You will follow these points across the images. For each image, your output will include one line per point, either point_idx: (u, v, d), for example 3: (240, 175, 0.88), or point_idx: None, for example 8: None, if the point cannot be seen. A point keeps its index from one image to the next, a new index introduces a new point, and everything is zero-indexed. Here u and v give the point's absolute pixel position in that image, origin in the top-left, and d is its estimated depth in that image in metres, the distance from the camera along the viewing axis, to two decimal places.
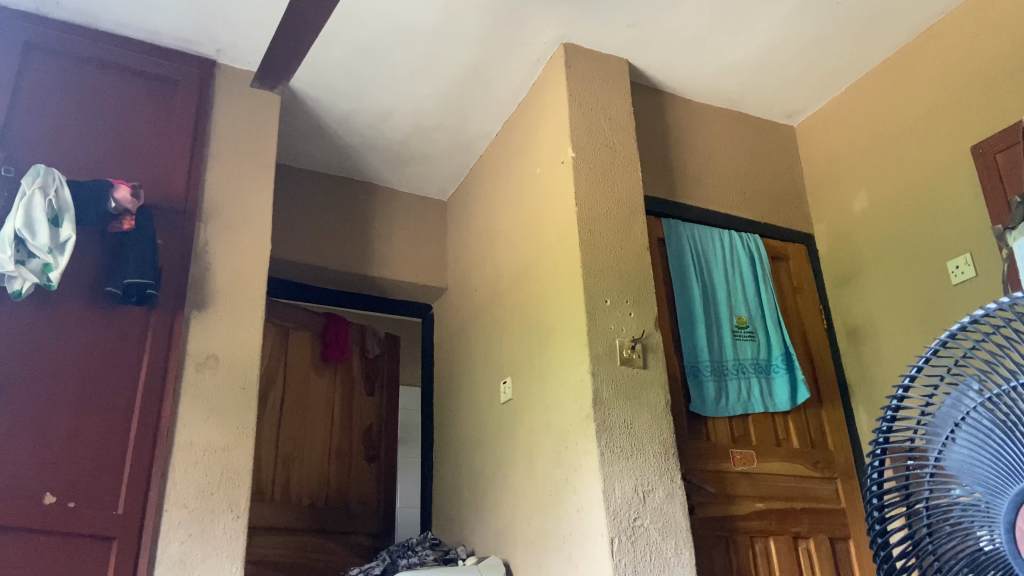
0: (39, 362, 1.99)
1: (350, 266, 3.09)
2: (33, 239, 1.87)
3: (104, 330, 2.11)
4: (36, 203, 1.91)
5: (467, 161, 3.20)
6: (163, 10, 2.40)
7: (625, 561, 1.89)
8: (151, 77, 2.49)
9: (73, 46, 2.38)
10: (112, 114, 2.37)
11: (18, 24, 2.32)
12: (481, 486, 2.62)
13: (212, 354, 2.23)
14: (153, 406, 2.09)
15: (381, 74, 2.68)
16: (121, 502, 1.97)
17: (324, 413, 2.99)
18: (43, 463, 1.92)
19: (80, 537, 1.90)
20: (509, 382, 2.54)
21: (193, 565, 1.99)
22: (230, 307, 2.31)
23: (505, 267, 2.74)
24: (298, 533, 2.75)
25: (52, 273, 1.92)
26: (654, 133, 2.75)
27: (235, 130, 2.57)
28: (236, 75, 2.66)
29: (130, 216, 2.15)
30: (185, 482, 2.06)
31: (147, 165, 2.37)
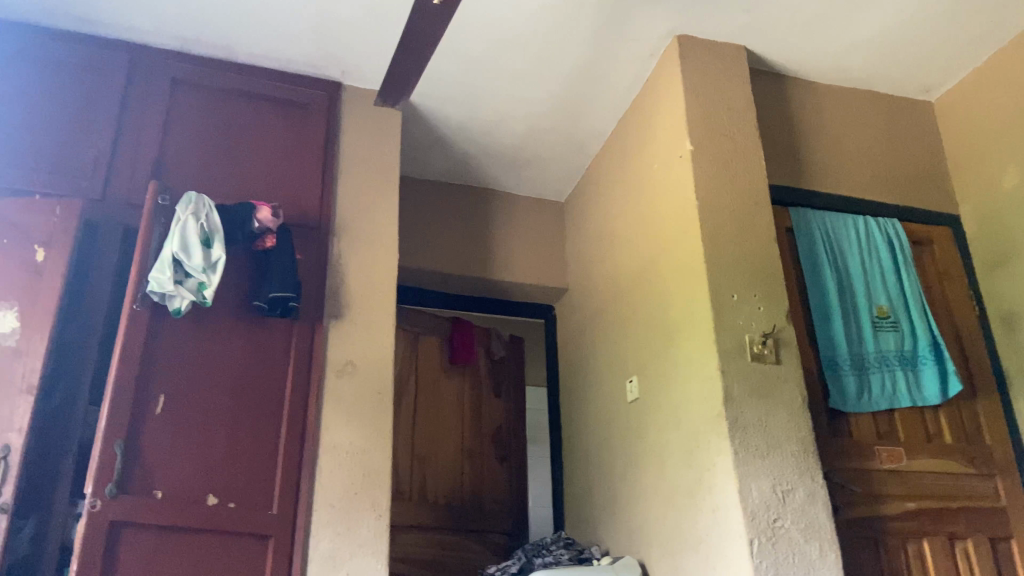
0: (198, 375, 2.16)
1: (473, 271, 3.17)
2: (189, 260, 2.04)
3: (253, 343, 2.26)
4: (190, 228, 2.08)
5: (584, 161, 3.20)
6: (292, 38, 2.55)
7: (766, 563, 1.84)
8: (284, 102, 2.65)
9: (213, 79, 2.58)
10: (250, 139, 2.54)
11: (166, 62, 2.55)
12: (612, 485, 2.62)
13: (349, 362, 2.35)
14: (299, 413, 2.23)
15: (495, 82, 2.74)
16: (275, 503, 2.11)
17: (455, 416, 3.07)
18: (205, 467, 2.07)
19: (240, 536, 2.04)
20: (635, 381, 2.52)
21: (341, 562, 2.11)
22: (363, 317, 2.43)
23: (626, 265, 2.72)
24: (435, 531, 2.85)
25: (206, 291, 2.07)
26: (777, 120, 2.66)
27: (361, 147, 2.70)
28: (360, 94, 2.78)
29: (271, 235, 2.29)
30: (331, 483, 2.19)
31: (283, 184, 2.52)
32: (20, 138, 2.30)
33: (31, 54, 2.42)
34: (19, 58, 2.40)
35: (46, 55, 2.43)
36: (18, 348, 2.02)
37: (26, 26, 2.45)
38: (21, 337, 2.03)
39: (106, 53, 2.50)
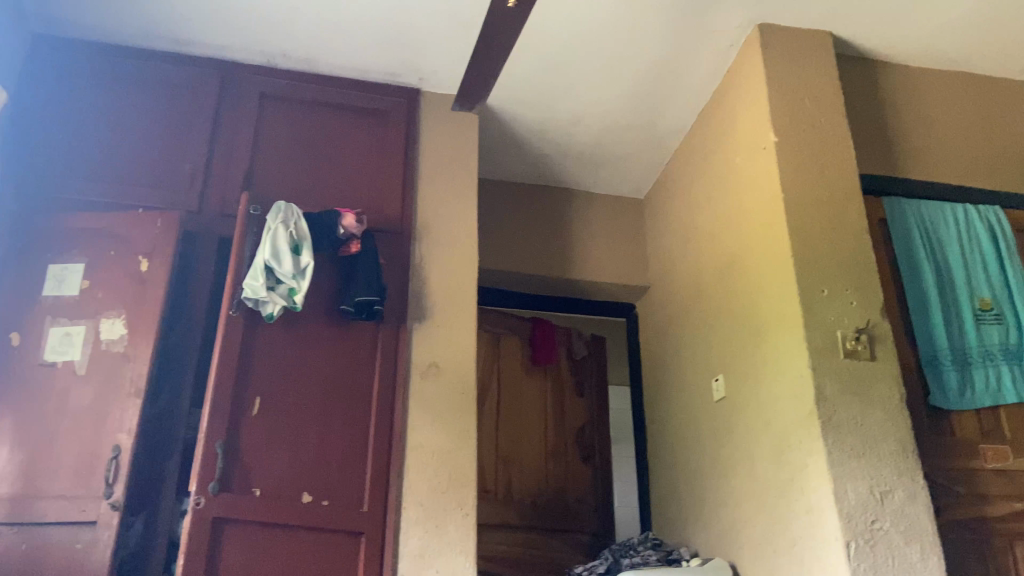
0: (291, 377, 2.24)
1: (553, 271, 3.17)
2: (279, 267, 2.12)
3: (341, 346, 2.33)
4: (280, 236, 2.16)
5: (662, 157, 3.16)
6: (372, 48, 2.62)
7: (864, 566, 1.77)
8: (365, 110, 2.72)
9: (299, 91, 2.67)
10: (334, 148, 2.62)
11: (254, 78, 2.66)
12: (699, 485, 2.58)
13: (433, 363, 2.40)
14: (386, 414, 2.29)
15: (571, 81, 2.74)
16: (365, 501, 2.17)
17: (539, 416, 3.08)
18: (299, 466, 2.14)
19: (333, 533, 2.10)
20: (722, 380, 2.47)
21: (431, 560, 2.16)
22: (446, 319, 2.48)
23: (709, 261, 2.67)
24: (521, 530, 2.87)
25: (296, 296, 2.16)
26: (865, 107, 2.55)
27: (441, 151, 2.74)
28: (438, 100, 2.83)
29: (356, 241, 2.35)
30: (419, 482, 2.24)
31: (366, 191, 2.58)
32: (123, 156, 2.44)
33: (131, 76, 2.56)
34: (121, 80, 2.55)
35: (144, 76, 2.57)
36: (126, 352, 2.13)
37: (126, 50, 2.60)
38: (129, 342, 2.14)
39: (199, 71, 2.62)
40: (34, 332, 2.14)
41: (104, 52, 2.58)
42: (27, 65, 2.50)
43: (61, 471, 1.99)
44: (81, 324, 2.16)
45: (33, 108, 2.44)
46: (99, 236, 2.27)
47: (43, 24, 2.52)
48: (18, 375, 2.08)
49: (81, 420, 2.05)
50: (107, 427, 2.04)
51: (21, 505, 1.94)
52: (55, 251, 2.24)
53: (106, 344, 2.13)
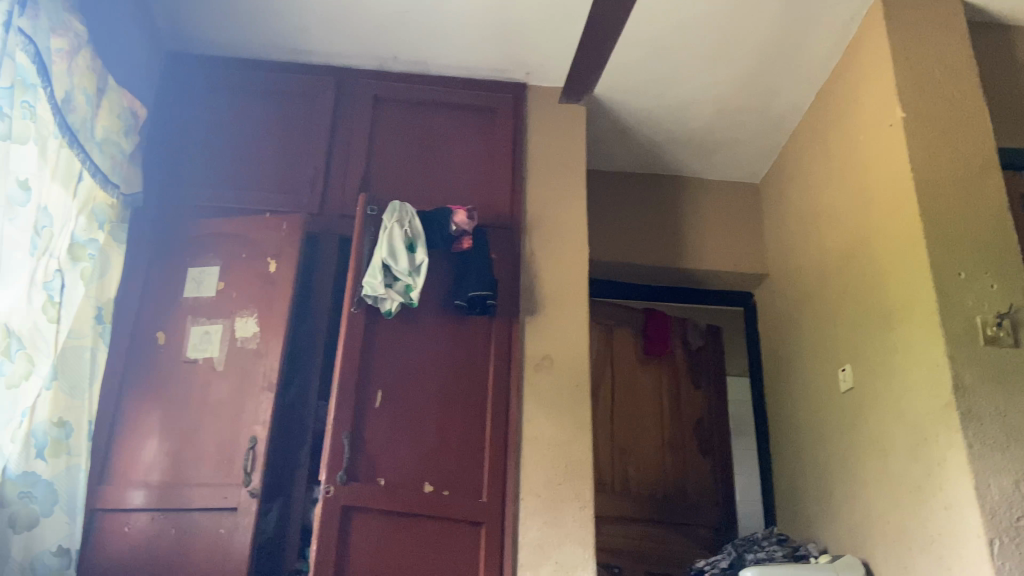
0: (410, 371, 2.30)
1: (665, 260, 3.13)
2: (396, 265, 2.18)
3: (457, 340, 2.37)
4: (396, 235, 2.22)
5: (778, 139, 3.05)
6: (480, 45, 2.66)
7: (1010, 566, 1.66)
8: (474, 108, 2.76)
9: (411, 92, 2.74)
10: (445, 145, 2.67)
11: (369, 83, 2.75)
12: (825, 479, 2.48)
13: (547, 356, 2.43)
14: (501, 407, 2.32)
15: (680, 66, 2.68)
16: (484, 492, 2.21)
17: (654, 407, 3.04)
18: (420, 457, 2.20)
19: (455, 522, 2.15)
20: (848, 370, 2.36)
21: (549, 550, 2.19)
22: (559, 312, 2.50)
23: (832, 246, 2.56)
24: (638, 523, 2.87)
25: (412, 292, 2.21)
26: (1003, 75, 2.38)
27: (549, 144, 2.75)
28: (546, 92, 2.83)
29: (468, 236, 2.38)
30: (536, 473, 2.28)
31: (477, 187, 2.63)
32: (251, 163, 2.58)
33: (256, 87, 2.71)
34: (247, 92, 2.70)
35: (267, 86, 2.71)
36: (259, 349, 2.25)
37: (250, 62, 2.75)
38: (261, 339, 2.26)
39: (317, 79, 2.74)
40: (177, 331, 2.29)
41: (232, 66, 2.74)
42: (163, 81, 2.69)
43: (205, 460, 2.14)
44: (219, 323, 2.29)
45: (169, 122, 2.62)
46: (231, 240, 2.40)
47: (176, 42, 2.70)
48: (165, 371, 2.25)
49: (221, 412, 2.19)
50: (244, 419, 2.18)
51: (171, 491, 2.10)
52: (193, 255, 2.40)
53: (241, 341, 2.27)
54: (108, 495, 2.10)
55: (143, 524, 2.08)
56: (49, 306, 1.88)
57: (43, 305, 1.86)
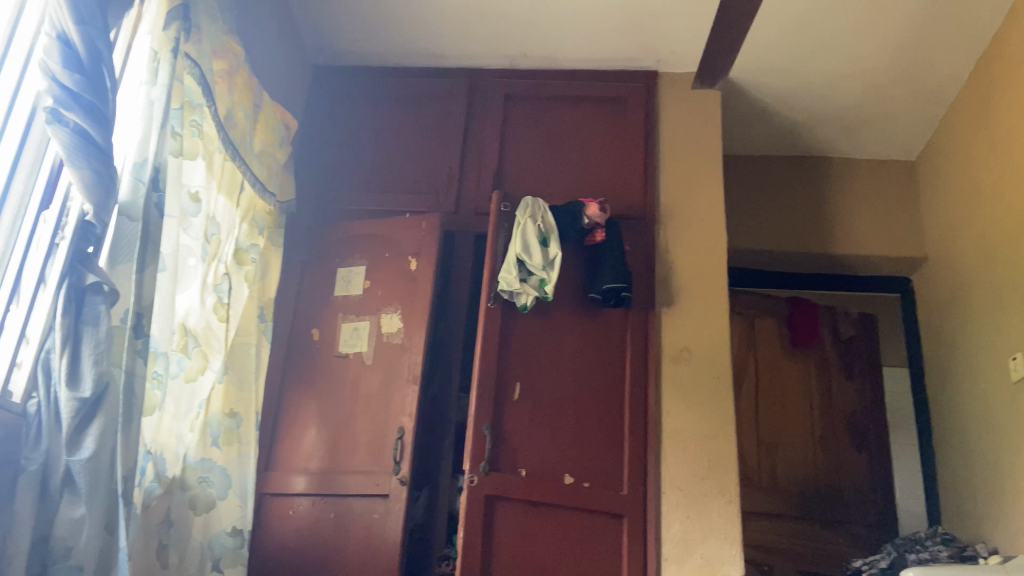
0: (548, 362, 2.30)
1: (809, 247, 2.99)
2: (530, 260, 2.20)
3: (594, 331, 2.37)
4: (529, 231, 2.25)
5: (933, 112, 2.84)
6: (610, 35, 2.66)
7: None
8: (604, 99, 2.75)
9: (541, 88, 2.77)
10: (576, 138, 2.68)
11: (500, 81, 2.80)
12: (996, 476, 2.30)
13: (685, 348, 2.42)
14: (640, 399, 2.32)
15: (823, 41, 2.57)
16: (625, 484, 2.21)
17: (802, 400, 2.92)
18: (560, 450, 2.20)
19: (597, 514, 2.15)
20: (1020, 358, 2.16)
21: (695, 545, 2.18)
22: (697, 305, 2.48)
23: (998, 225, 2.36)
24: (789, 520, 2.77)
25: (547, 286, 2.22)
26: None
27: (682, 132, 2.70)
28: (678, 79, 2.78)
29: (601, 229, 2.39)
30: (678, 467, 2.28)
31: (610, 179, 2.61)
32: (391, 167, 2.70)
33: (395, 93, 2.83)
34: (386, 99, 2.82)
35: (404, 91, 2.82)
36: (403, 343, 2.35)
37: (389, 70, 2.88)
38: (405, 334, 2.36)
39: (451, 81, 2.82)
40: (329, 328, 2.44)
41: (373, 75, 2.87)
42: (310, 93, 2.86)
43: (358, 448, 2.26)
44: (366, 320, 2.42)
45: (317, 131, 2.79)
46: (375, 240, 2.52)
47: (322, 55, 2.87)
48: (320, 366, 2.40)
49: (372, 403, 2.31)
50: (392, 410, 2.28)
51: (329, 478, 2.23)
52: (341, 256, 2.53)
53: (387, 336, 2.37)
54: (273, 481, 2.27)
55: (305, 508, 2.23)
56: (219, 306, 2.06)
57: (214, 306, 2.04)
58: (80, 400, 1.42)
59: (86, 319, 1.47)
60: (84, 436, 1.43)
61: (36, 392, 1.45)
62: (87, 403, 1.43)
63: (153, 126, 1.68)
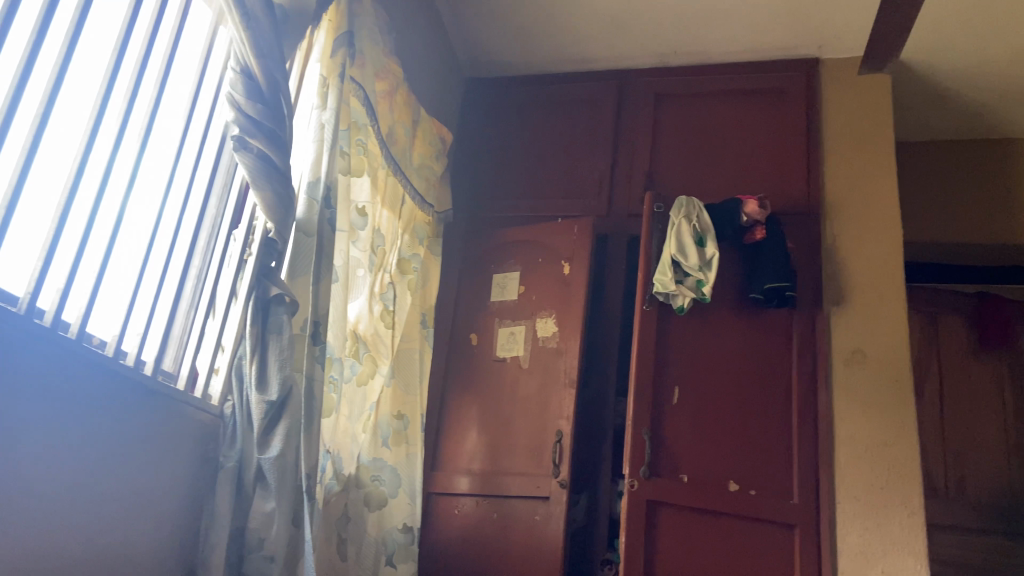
0: (707, 365, 2.23)
1: (997, 235, 2.73)
2: (686, 260, 2.15)
3: (756, 333, 2.28)
4: (684, 231, 2.20)
5: None
6: (766, 25, 2.57)
7: None
8: (760, 91, 2.64)
9: (693, 84, 2.72)
10: (731, 133, 2.60)
11: (650, 80, 2.77)
12: None
13: (859, 349, 2.30)
14: (810, 403, 2.20)
15: (1011, 14, 2.35)
16: (795, 492, 2.11)
17: (994, 404, 2.65)
18: (723, 455, 2.13)
19: (764, 523, 2.06)
20: None
21: (875, 559, 2.07)
22: (868, 302, 2.34)
23: None
24: (982, 535, 2.51)
25: (705, 287, 2.16)
26: None
27: (847, 121, 2.56)
28: (840, 65, 2.64)
29: (761, 227, 2.29)
30: (853, 476, 2.16)
31: (768, 173, 2.51)
32: (543, 172, 2.74)
33: (545, 100, 2.87)
34: (537, 105, 2.87)
35: (553, 98, 2.86)
36: (559, 347, 2.38)
37: (539, 77, 2.92)
38: (561, 337, 2.39)
39: (601, 83, 2.82)
40: (487, 332, 2.51)
41: (523, 83, 2.93)
42: (464, 106, 2.96)
43: (519, 450, 2.31)
44: (522, 324, 2.46)
45: (471, 141, 2.88)
46: (530, 246, 2.57)
47: (474, 69, 2.96)
48: (480, 369, 2.47)
49: (530, 406, 2.35)
50: (550, 413, 2.32)
51: (492, 479, 2.30)
52: (497, 263, 2.60)
53: (543, 340, 2.41)
54: (438, 480, 2.36)
55: (470, 508, 2.30)
56: (385, 314, 2.17)
57: (381, 313, 2.16)
58: (268, 403, 1.55)
59: (271, 328, 1.60)
60: (272, 436, 1.55)
61: (231, 396, 1.59)
62: (274, 405, 1.55)
63: (325, 147, 1.80)
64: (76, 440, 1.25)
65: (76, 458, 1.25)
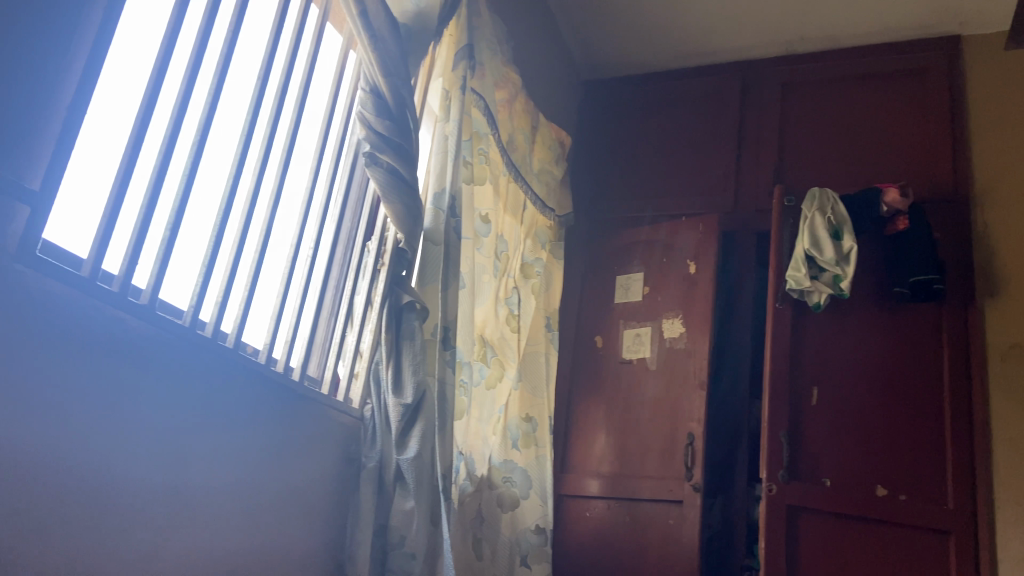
0: (847, 364, 2.12)
1: None
2: (821, 254, 2.06)
3: (901, 329, 2.15)
4: (818, 224, 2.11)
5: None
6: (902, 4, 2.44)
7: None
8: (896, 73, 2.50)
9: (821, 71, 2.61)
10: (864, 119, 2.47)
11: (774, 70, 2.68)
12: None
13: (1017, 343, 2.15)
14: (964, 402, 2.05)
15: None
16: (949, 497, 1.97)
17: None
18: (868, 458, 2.02)
19: (915, 529, 1.94)
20: None
21: None
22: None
23: None
24: None
25: (843, 281, 2.05)
26: None
27: (995, 101, 2.40)
28: (984, 41, 2.48)
29: (903, 217, 2.15)
30: (1012, 479, 2.03)
31: (908, 159, 2.36)
32: (664, 170, 2.70)
33: (665, 97, 2.83)
34: (656, 103, 2.83)
35: (673, 95, 2.82)
36: (687, 347, 2.34)
37: (657, 75, 2.89)
38: (689, 338, 2.35)
39: (721, 76, 2.75)
40: (612, 334, 2.50)
41: (641, 82, 2.90)
42: (582, 108, 2.96)
43: (649, 453, 2.29)
44: (647, 325, 2.44)
45: (590, 143, 2.88)
46: (654, 246, 2.54)
47: (591, 71, 2.96)
48: (606, 371, 2.47)
49: (659, 408, 2.33)
50: (680, 415, 2.28)
51: (623, 482, 2.29)
52: (621, 264, 2.58)
53: (670, 341, 2.38)
54: (569, 482, 2.37)
55: (601, 511, 2.30)
56: (510, 318, 2.22)
57: (507, 317, 2.21)
58: (404, 406, 1.61)
59: (404, 333, 1.68)
60: (410, 437, 1.63)
61: (370, 399, 1.68)
62: (410, 408, 1.62)
63: (449, 158, 1.85)
64: (238, 441, 1.33)
65: (238, 459, 1.33)
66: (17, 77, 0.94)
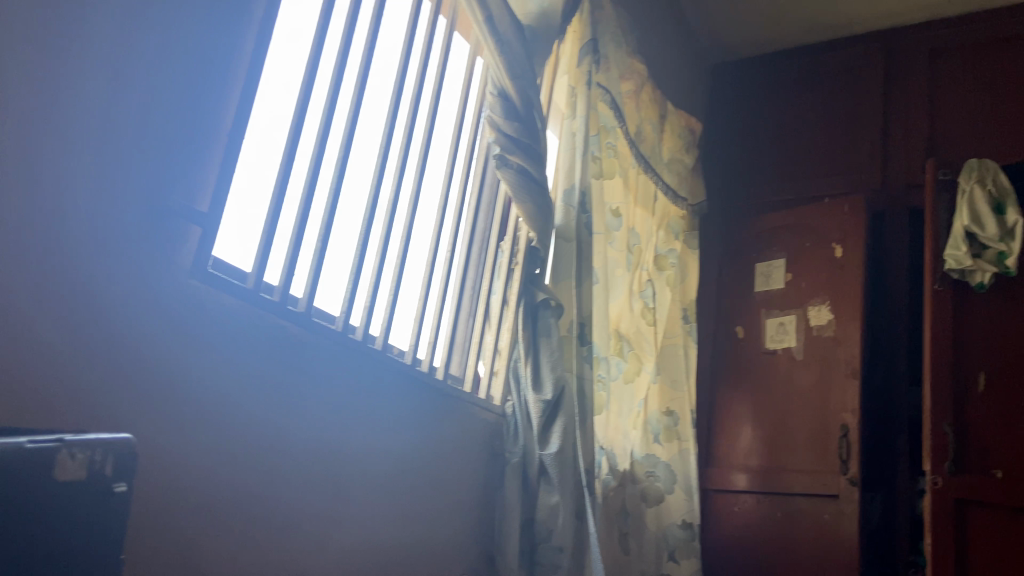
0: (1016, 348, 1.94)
1: None
2: (983, 232, 1.92)
3: None
4: (978, 197, 1.97)
5: None
6: None
7: None
8: None
9: (975, 33, 2.41)
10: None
11: (920, 37, 2.51)
12: None
13: None
14: None
15: None
16: None
17: None
18: None
19: None
20: None
21: None
22: None
23: None
24: None
25: (1008, 259, 1.91)
26: None
27: None
28: None
29: None
30: None
31: None
32: (803, 151, 2.58)
33: (801, 75, 2.70)
34: (792, 82, 2.72)
35: (809, 72, 2.69)
36: (837, 336, 2.23)
37: (791, 53, 2.77)
38: (838, 326, 2.24)
39: (863, 48, 2.60)
40: (754, 324, 2.42)
41: (774, 61, 2.79)
42: (713, 94, 2.89)
43: (800, 446, 2.20)
44: (792, 314, 2.35)
45: (722, 129, 2.80)
46: (795, 232, 2.43)
47: (720, 55, 2.88)
48: (749, 362, 2.39)
49: (809, 400, 2.23)
50: (833, 407, 2.18)
51: (772, 476, 2.21)
52: (761, 251, 2.49)
53: (817, 330, 2.27)
54: (715, 477, 2.32)
55: (750, 506, 2.24)
56: (646, 311, 2.19)
57: (642, 310, 2.18)
58: (544, 402, 1.65)
59: (541, 331, 1.71)
60: (551, 433, 1.65)
61: (511, 396, 1.74)
62: (550, 404, 1.65)
63: (576, 154, 1.86)
64: (390, 438, 1.40)
65: (391, 455, 1.40)
66: (186, 107, 1.00)
